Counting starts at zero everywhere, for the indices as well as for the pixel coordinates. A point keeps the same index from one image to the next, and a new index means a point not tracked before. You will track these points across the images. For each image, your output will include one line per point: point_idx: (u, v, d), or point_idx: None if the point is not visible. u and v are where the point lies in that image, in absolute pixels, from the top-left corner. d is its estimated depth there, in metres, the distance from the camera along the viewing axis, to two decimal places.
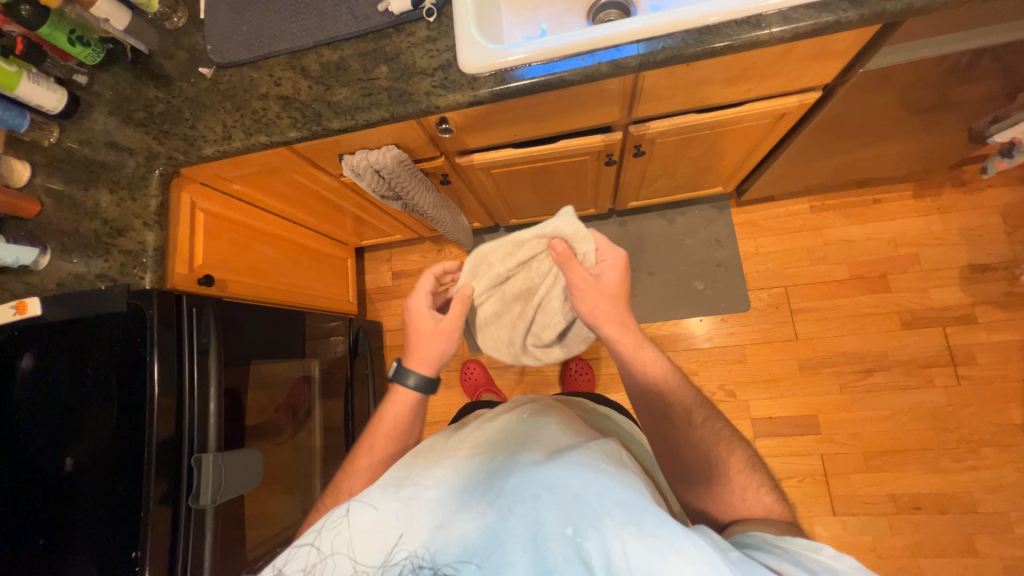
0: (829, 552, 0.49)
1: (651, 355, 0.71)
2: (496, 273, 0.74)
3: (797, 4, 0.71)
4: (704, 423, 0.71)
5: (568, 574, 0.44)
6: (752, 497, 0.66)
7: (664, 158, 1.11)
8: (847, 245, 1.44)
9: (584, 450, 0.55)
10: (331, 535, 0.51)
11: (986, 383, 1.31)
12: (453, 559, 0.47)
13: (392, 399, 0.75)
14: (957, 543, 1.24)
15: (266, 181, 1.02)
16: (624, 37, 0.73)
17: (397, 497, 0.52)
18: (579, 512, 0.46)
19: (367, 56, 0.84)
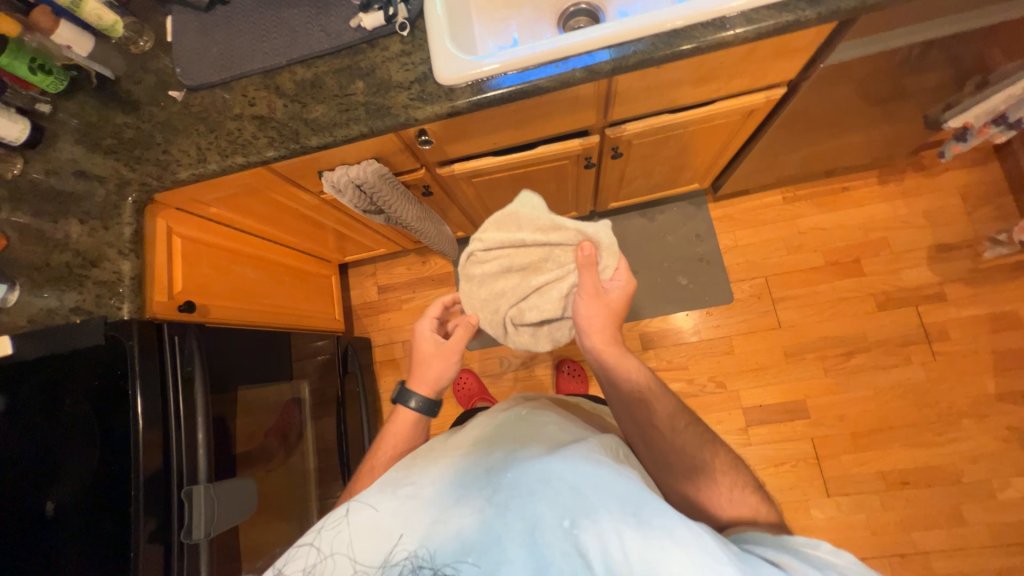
0: (828, 547, 0.50)
1: (633, 364, 0.73)
2: (517, 237, 0.73)
3: (758, 5, 0.74)
4: (687, 428, 0.72)
5: (568, 565, 0.45)
6: (738, 498, 0.68)
7: (641, 158, 1.13)
8: (820, 233, 1.49)
9: (580, 443, 0.56)
10: (329, 533, 0.50)
11: (961, 357, 1.36)
12: (450, 555, 0.47)
13: (394, 419, 0.78)
14: (946, 514, 1.28)
15: (244, 203, 1.01)
16: (596, 43, 0.75)
17: (394, 494, 0.52)
18: (576, 506, 0.47)
19: (342, 72, 0.84)
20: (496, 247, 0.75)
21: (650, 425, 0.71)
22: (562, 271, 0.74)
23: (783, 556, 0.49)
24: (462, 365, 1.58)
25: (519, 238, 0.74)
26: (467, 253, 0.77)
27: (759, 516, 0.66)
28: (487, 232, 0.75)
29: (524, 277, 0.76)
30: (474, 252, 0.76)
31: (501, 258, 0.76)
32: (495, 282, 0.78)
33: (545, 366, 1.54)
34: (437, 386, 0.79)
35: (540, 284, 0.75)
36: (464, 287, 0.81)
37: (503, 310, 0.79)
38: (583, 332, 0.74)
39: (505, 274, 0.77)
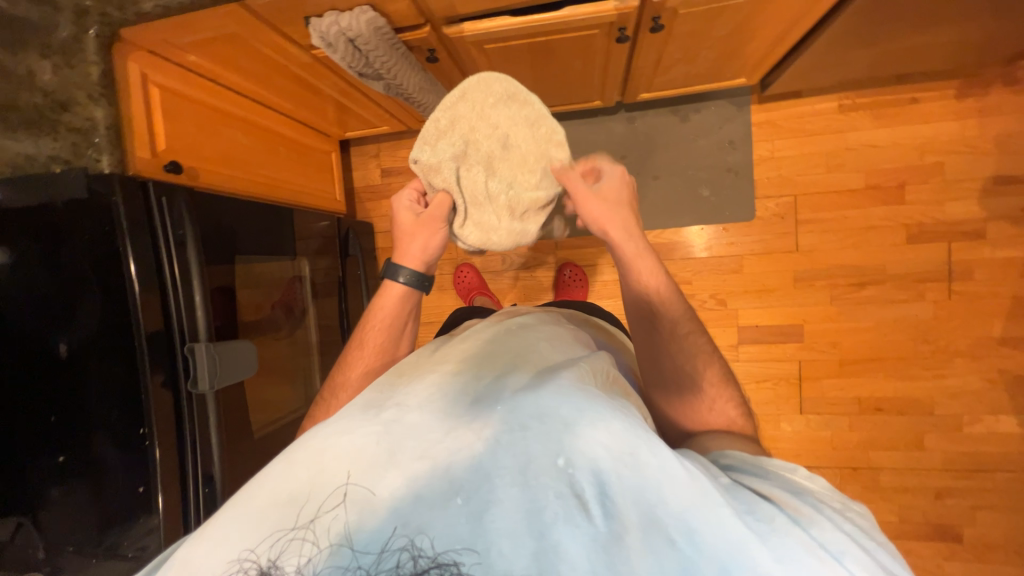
0: (803, 472, 0.54)
1: (649, 265, 0.74)
2: (526, 152, 0.80)
3: None
4: (688, 335, 0.75)
5: (562, 507, 0.45)
6: (719, 408, 0.74)
7: (686, 36, 0.96)
8: (869, 151, 1.33)
9: (570, 375, 0.55)
10: (313, 486, 0.47)
11: (978, 299, 1.31)
12: (439, 493, 0.46)
13: (383, 294, 0.80)
14: (908, 439, 1.36)
15: (224, 53, 0.90)
16: None
17: (378, 421, 0.51)
18: (569, 446, 0.47)
19: None
20: (523, 123, 0.80)
21: (655, 322, 0.73)
22: (495, 197, 0.81)
23: (775, 488, 0.51)
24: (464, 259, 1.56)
25: (525, 154, 0.80)
26: (527, 96, 0.80)
27: (736, 428, 0.71)
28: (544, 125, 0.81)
29: (483, 158, 0.79)
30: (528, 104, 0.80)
31: (511, 129, 0.79)
32: (489, 120, 0.79)
33: (546, 269, 1.53)
34: (427, 258, 0.80)
35: (478, 176, 0.79)
36: (495, 81, 0.78)
37: (455, 129, 0.78)
38: (598, 231, 0.75)
39: (487, 139, 0.79)
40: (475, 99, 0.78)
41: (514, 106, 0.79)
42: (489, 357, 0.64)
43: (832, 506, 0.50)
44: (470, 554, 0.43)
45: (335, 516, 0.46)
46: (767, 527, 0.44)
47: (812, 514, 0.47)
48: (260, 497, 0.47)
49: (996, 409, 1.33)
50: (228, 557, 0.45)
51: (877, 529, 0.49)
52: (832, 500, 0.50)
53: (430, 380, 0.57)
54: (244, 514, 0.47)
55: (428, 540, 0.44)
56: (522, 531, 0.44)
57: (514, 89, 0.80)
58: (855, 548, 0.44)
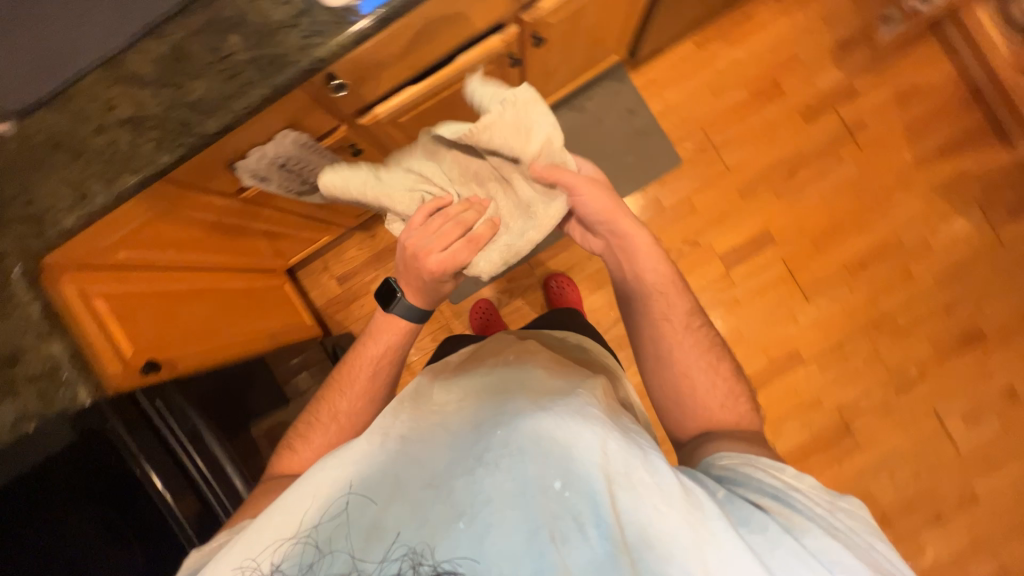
0: (791, 472, 0.59)
1: (651, 259, 0.76)
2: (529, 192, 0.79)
3: None
4: (691, 327, 0.76)
5: (558, 525, 0.49)
6: (731, 404, 0.73)
7: (561, 39, 1.05)
8: (737, 68, 1.51)
9: (567, 398, 0.59)
10: (318, 504, 0.53)
11: (880, 141, 1.50)
12: (442, 519, 0.50)
13: (376, 324, 0.76)
14: (899, 277, 1.49)
15: (155, 232, 0.84)
16: None
17: (387, 453, 0.56)
18: (565, 467, 0.51)
19: (206, 32, 0.66)
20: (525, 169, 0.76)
21: (664, 317, 0.76)
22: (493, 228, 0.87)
23: (771, 497, 0.56)
24: (454, 320, 1.55)
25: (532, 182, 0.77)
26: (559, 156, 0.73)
27: (742, 423, 0.72)
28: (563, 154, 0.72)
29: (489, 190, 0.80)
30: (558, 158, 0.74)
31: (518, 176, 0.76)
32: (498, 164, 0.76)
33: (532, 291, 1.55)
34: (443, 274, 0.69)
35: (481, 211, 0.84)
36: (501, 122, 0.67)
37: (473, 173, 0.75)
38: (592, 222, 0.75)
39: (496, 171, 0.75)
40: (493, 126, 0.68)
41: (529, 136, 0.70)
42: (492, 384, 0.65)
43: (822, 508, 0.56)
44: (468, 563, 0.48)
45: (341, 539, 0.51)
46: (762, 538, 0.51)
47: (805, 524, 0.53)
48: (276, 515, 0.53)
49: (944, 217, 1.49)
50: (234, 561, 0.52)
51: (870, 533, 0.55)
52: (822, 505, 0.56)
53: (438, 413, 0.61)
54: (258, 534, 0.53)
55: (427, 554, 0.49)
56: (517, 548, 0.48)
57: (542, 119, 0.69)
58: (845, 550, 0.51)
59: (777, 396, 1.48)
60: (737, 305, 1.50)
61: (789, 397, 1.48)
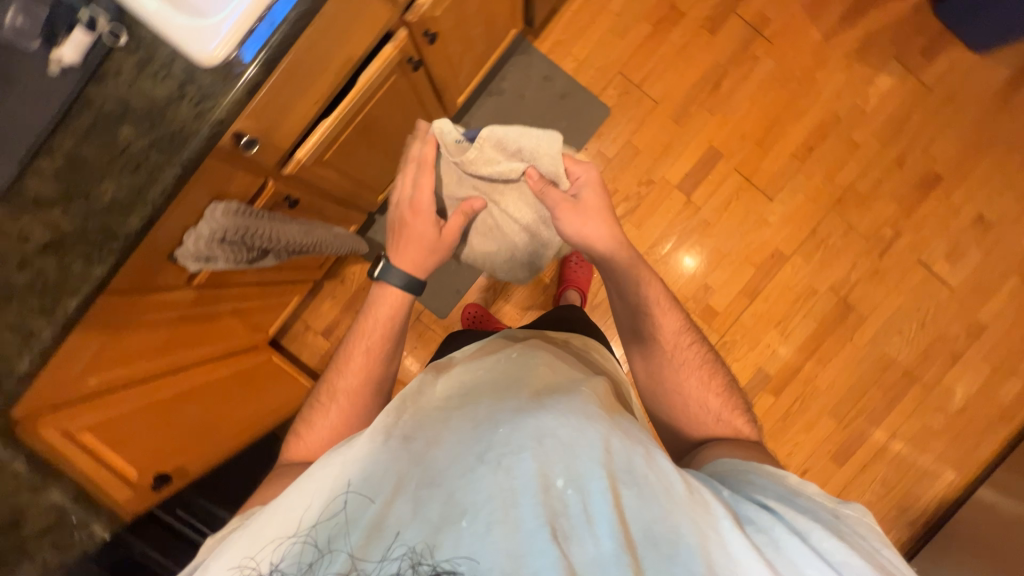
0: (794, 479, 0.62)
1: (645, 272, 0.86)
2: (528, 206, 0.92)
3: None
4: (688, 345, 0.87)
5: (559, 518, 0.50)
6: (724, 418, 0.82)
7: (454, 28, 1.03)
8: (632, 4, 1.52)
9: (566, 397, 0.61)
10: (321, 505, 0.54)
11: (787, 28, 1.52)
12: (445, 519, 0.51)
13: (381, 296, 0.82)
14: (846, 149, 1.52)
15: (121, 349, 0.80)
16: None
17: (393, 451, 0.57)
18: (568, 466, 0.53)
19: (93, 131, 0.62)
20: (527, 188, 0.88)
21: (657, 337, 0.86)
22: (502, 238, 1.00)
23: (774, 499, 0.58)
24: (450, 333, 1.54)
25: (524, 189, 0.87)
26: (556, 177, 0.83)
27: (741, 435, 0.79)
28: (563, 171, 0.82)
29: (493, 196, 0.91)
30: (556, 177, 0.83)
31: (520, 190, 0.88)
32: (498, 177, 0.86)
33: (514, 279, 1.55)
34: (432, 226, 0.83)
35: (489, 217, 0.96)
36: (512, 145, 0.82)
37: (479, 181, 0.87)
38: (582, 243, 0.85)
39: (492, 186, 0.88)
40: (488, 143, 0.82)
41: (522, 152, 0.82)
42: (487, 383, 0.67)
43: (826, 509, 0.57)
44: (467, 562, 0.48)
45: (342, 541, 0.51)
46: (768, 537, 0.52)
47: (809, 524, 0.53)
48: (278, 510, 0.54)
49: (868, 79, 1.52)
50: (233, 560, 0.53)
51: (878, 539, 0.54)
52: (829, 505, 0.58)
53: (441, 414, 0.62)
54: (259, 531, 0.54)
55: (427, 555, 0.49)
56: (517, 539, 0.49)
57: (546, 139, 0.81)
58: (848, 549, 0.50)
59: (773, 297, 1.54)
60: (709, 227, 1.53)
61: (784, 294, 1.54)
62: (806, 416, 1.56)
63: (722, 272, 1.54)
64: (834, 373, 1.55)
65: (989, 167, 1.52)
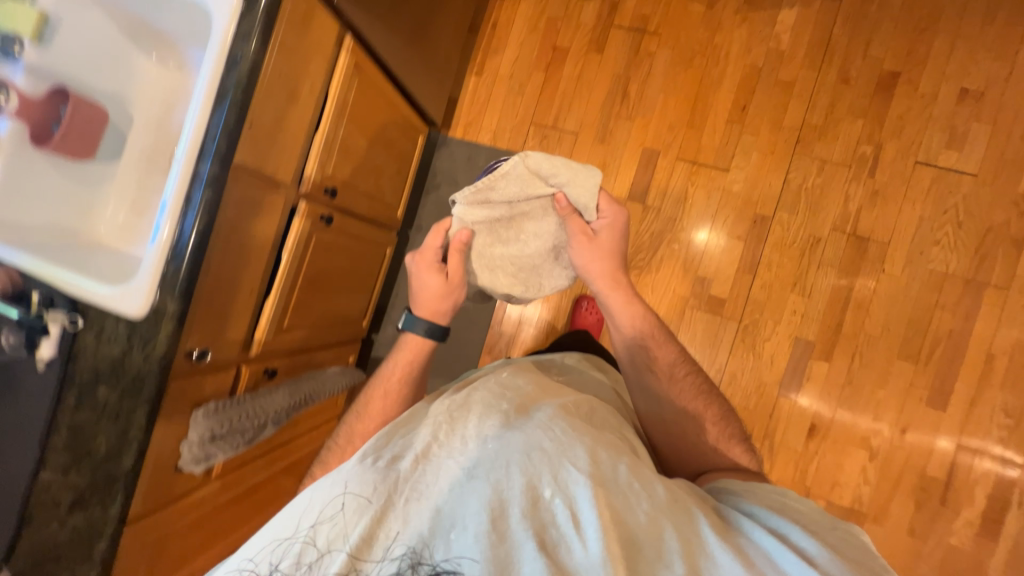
0: (792, 495, 0.69)
1: (636, 310, 0.92)
2: (546, 234, 0.93)
3: (234, 26, 0.73)
4: (684, 376, 0.92)
5: (540, 522, 0.52)
6: (726, 447, 0.87)
7: (356, 170, 1.15)
8: (519, 62, 1.60)
9: (548, 414, 0.64)
10: (317, 515, 0.54)
11: (669, 13, 1.52)
12: (438, 526, 0.53)
13: (406, 344, 0.86)
14: (782, 91, 1.45)
15: (173, 555, 0.94)
16: (188, 162, 0.72)
17: (381, 471, 0.57)
18: (555, 476, 0.55)
19: (79, 399, 0.76)
20: (552, 222, 0.93)
21: (655, 370, 0.90)
22: (515, 277, 0.96)
23: (768, 515, 0.63)
24: None
25: (547, 211, 0.92)
26: (584, 204, 0.90)
27: (741, 463, 0.85)
28: (592, 205, 0.90)
29: (514, 220, 0.92)
30: (583, 207, 0.90)
31: (545, 223, 0.93)
32: (525, 204, 0.91)
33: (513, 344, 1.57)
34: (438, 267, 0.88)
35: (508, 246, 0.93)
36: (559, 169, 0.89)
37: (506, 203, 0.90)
38: (586, 275, 0.92)
39: (515, 216, 0.92)
40: (520, 169, 0.88)
41: (556, 180, 0.89)
42: (477, 395, 0.68)
43: (818, 525, 0.63)
44: (464, 562, 0.50)
45: (338, 541, 0.52)
46: (763, 550, 0.56)
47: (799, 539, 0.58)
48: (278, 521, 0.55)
49: (771, 19, 1.47)
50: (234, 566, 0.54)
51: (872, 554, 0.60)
52: (817, 521, 0.63)
53: (431, 422, 0.62)
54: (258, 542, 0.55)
55: (427, 554, 0.51)
56: (503, 547, 0.51)
57: (587, 174, 0.89)
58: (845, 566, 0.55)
59: (776, 261, 1.43)
60: (677, 222, 1.48)
61: (787, 254, 1.43)
62: (874, 369, 1.37)
63: (710, 258, 1.46)
64: (884, 313, 1.37)
65: (948, 39, 1.37)
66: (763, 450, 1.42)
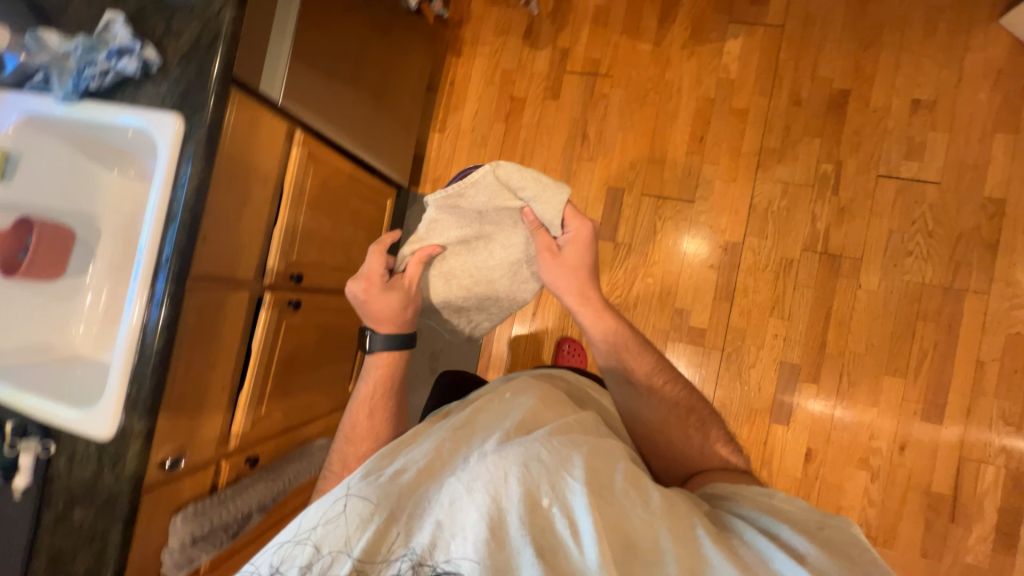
0: (780, 495, 0.63)
1: (609, 324, 0.85)
2: (510, 249, 0.89)
3: (178, 153, 0.77)
4: (665, 385, 0.86)
5: (541, 535, 0.48)
6: (716, 450, 0.82)
7: (323, 249, 1.18)
8: (479, 115, 1.64)
9: (547, 428, 0.59)
10: (314, 516, 0.49)
11: (618, 53, 1.56)
12: (437, 532, 0.48)
13: (379, 364, 0.86)
14: (737, 119, 1.47)
15: None
16: (145, 286, 0.76)
17: (374, 483, 0.52)
18: (556, 485, 0.51)
19: (55, 522, 0.78)
20: (518, 236, 0.87)
21: (630, 381, 0.85)
22: (476, 289, 0.93)
23: (768, 520, 0.58)
24: None
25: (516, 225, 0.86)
26: (553, 222, 0.83)
27: (729, 465, 0.79)
28: (558, 223, 0.83)
29: (481, 231, 0.88)
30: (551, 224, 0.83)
31: (510, 238, 0.88)
32: (494, 216, 0.86)
33: None
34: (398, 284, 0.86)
35: (473, 258, 0.90)
36: (530, 183, 0.81)
37: (473, 213, 0.85)
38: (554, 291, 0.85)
39: (481, 225, 0.87)
40: (490, 179, 0.81)
41: (525, 194, 0.82)
42: (474, 421, 0.65)
43: (813, 529, 0.57)
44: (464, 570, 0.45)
45: (336, 549, 0.47)
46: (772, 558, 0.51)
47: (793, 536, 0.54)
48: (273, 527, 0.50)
49: (719, 49, 1.49)
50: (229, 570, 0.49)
51: (865, 549, 0.54)
52: (815, 527, 0.58)
53: (430, 441, 0.59)
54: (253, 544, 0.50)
55: (427, 558, 0.47)
56: (503, 556, 0.46)
57: (556, 189, 0.81)
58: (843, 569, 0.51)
59: (752, 286, 1.43)
60: (649, 256, 1.49)
61: (761, 278, 1.42)
62: (864, 387, 1.36)
63: (685, 289, 1.47)
64: (866, 328, 1.36)
65: (893, 53, 1.39)
66: (762, 479, 1.39)
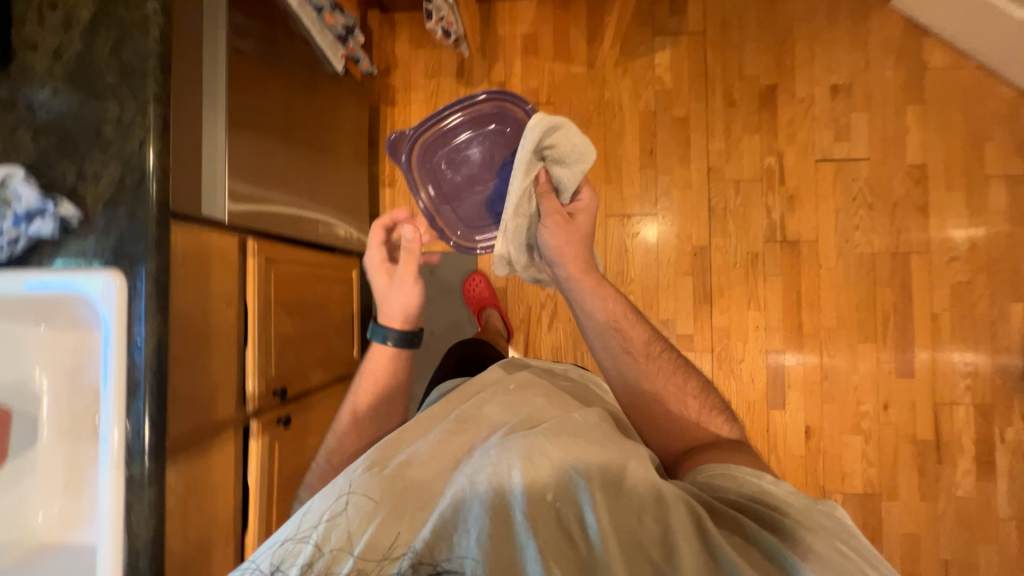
0: (768, 479, 0.60)
1: (608, 292, 0.85)
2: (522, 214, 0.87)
3: (124, 315, 0.67)
4: (659, 355, 0.84)
5: (547, 528, 0.52)
6: (711, 423, 0.78)
7: (300, 350, 1.09)
8: None
9: (551, 424, 0.66)
10: (325, 510, 0.55)
11: (555, 80, 1.55)
12: (441, 529, 0.53)
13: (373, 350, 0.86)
14: (681, 128, 1.51)
15: None
16: (118, 472, 0.67)
17: (382, 475, 0.59)
18: (558, 481, 0.56)
19: None
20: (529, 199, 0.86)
21: (626, 349, 0.82)
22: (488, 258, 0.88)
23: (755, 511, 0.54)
24: None
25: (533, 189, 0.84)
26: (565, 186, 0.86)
27: (723, 435, 0.76)
28: (573, 184, 0.85)
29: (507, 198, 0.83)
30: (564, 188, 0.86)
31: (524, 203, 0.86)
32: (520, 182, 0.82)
33: None
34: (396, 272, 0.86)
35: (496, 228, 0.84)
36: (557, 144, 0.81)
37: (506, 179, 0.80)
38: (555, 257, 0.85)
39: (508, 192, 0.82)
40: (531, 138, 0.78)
41: (549, 153, 0.82)
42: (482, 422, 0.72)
43: (800, 509, 0.55)
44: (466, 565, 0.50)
45: (339, 547, 0.52)
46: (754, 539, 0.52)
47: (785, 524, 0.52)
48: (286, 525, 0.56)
49: (650, 63, 1.53)
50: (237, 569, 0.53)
51: (853, 533, 0.52)
52: (798, 506, 0.55)
53: (444, 441, 0.67)
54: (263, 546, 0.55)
55: (427, 555, 0.51)
56: (505, 552, 0.51)
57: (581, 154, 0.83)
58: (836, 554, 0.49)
59: (726, 285, 1.48)
60: (625, 274, 1.51)
61: (733, 275, 1.48)
62: (843, 358, 1.45)
63: (666, 299, 1.50)
64: (834, 304, 1.45)
65: (805, 44, 1.48)
66: (772, 464, 1.46)
